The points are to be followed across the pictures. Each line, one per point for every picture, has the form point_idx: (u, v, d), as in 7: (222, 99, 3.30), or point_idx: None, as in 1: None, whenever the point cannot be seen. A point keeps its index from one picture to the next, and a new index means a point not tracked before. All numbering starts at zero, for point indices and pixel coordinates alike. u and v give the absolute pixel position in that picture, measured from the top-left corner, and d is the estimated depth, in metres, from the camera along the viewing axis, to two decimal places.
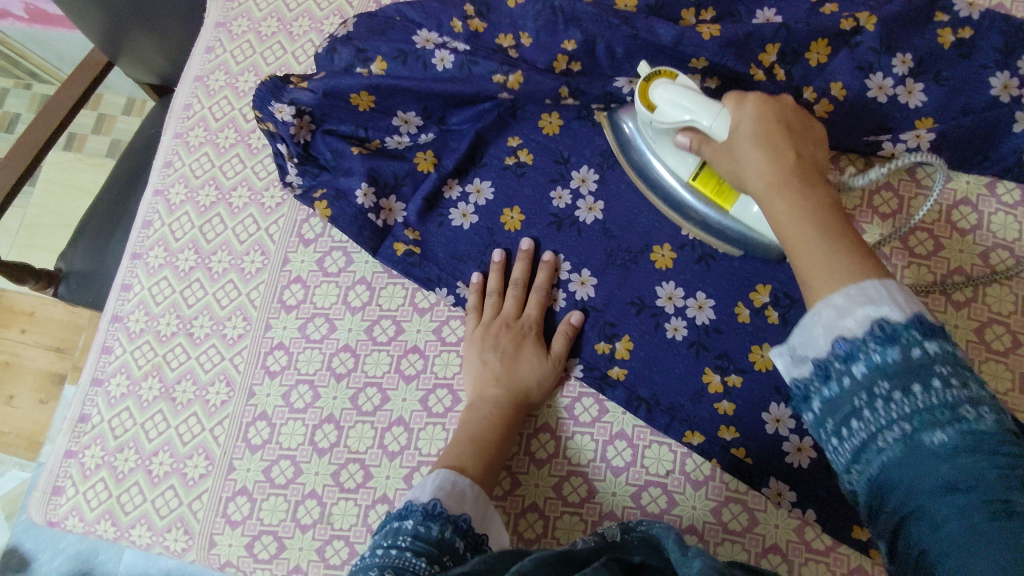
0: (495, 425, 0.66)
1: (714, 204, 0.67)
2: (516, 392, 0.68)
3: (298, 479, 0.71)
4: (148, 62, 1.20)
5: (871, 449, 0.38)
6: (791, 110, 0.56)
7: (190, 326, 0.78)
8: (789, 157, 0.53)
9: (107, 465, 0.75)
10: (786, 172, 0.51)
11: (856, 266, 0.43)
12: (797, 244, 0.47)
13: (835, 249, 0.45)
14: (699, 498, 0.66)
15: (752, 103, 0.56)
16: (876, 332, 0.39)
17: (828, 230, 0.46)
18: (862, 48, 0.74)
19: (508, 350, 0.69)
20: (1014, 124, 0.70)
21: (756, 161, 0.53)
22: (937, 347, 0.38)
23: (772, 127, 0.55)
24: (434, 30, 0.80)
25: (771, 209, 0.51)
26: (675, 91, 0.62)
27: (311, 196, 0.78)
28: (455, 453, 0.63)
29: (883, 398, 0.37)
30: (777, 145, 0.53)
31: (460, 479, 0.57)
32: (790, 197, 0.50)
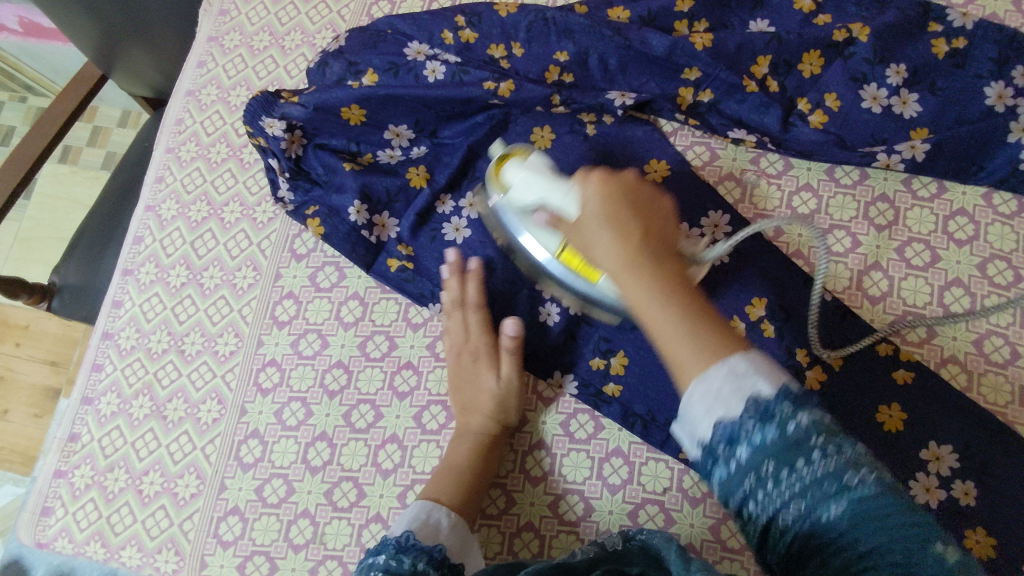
0: (474, 451, 0.66)
1: (581, 275, 0.65)
2: (482, 416, 0.67)
3: (290, 498, 0.70)
4: (143, 75, 1.20)
5: (774, 530, 0.40)
6: (633, 185, 0.53)
7: (181, 343, 0.77)
8: (637, 237, 0.50)
9: (96, 485, 0.74)
10: (642, 237, 0.50)
11: (711, 338, 0.43)
12: (654, 327, 0.46)
13: (683, 313, 0.45)
14: (697, 516, 0.65)
15: (602, 180, 0.54)
16: (752, 410, 0.40)
17: (675, 296, 0.46)
18: (855, 58, 0.74)
19: (467, 372, 0.70)
20: (1008, 135, 0.69)
21: (610, 247, 0.50)
22: (810, 417, 0.40)
23: (612, 205, 0.52)
24: (425, 42, 0.79)
25: (620, 273, 0.49)
26: (532, 173, 0.63)
27: (303, 212, 0.77)
28: (432, 483, 0.64)
29: (770, 478, 0.40)
30: (634, 232, 0.50)
31: (434, 509, 0.59)
32: (637, 288, 0.47)
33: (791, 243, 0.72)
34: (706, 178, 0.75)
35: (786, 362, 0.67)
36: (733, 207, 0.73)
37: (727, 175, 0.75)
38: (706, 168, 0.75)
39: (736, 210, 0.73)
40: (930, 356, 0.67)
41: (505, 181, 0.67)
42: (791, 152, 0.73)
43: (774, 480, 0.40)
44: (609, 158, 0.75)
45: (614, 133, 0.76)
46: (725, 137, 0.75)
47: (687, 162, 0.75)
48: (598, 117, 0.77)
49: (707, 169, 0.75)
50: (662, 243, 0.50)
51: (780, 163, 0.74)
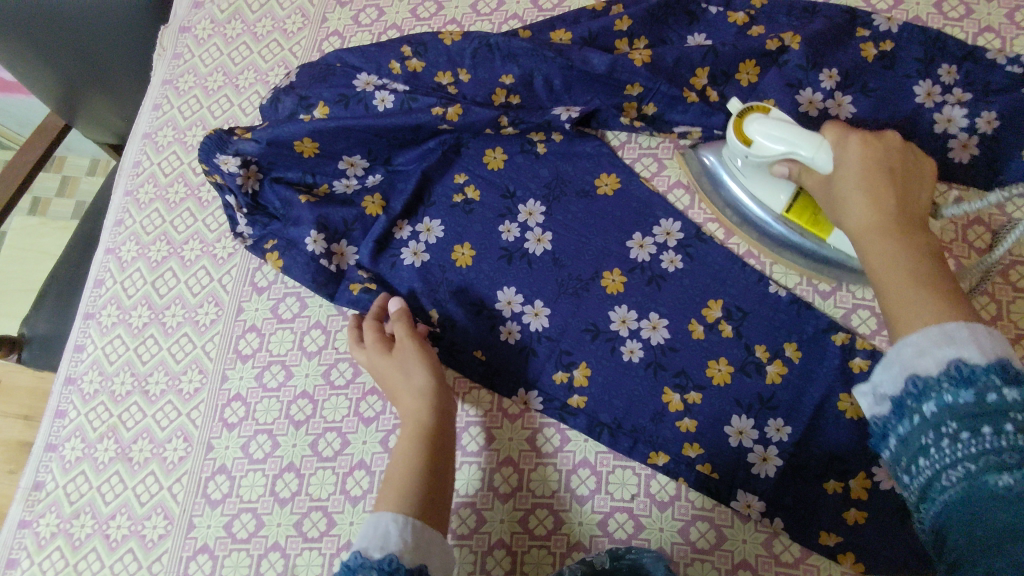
0: (417, 440, 0.62)
1: (807, 231, 0.69)
2: (408, 400, 0.65)
3: (260, 532, 0.69)
4: (105, 123, 1.20)
5: (936, 488, 0.39)
6: (899, 154, 0.58)
7: (145, 383, 0.77)
8: (892, 206, 0.53)
9: (62, 532, 0.73)
10: (892, 198, 0.54)
11: (942, 299, 0.45)
12: (883, 277, 0.49)
13: (915, 273, 0.47)
14: (666, 520, 0.66)
15: (869, 142, 0.59)
16: (957, 375, 0.39)
17: (907, 244, 0.50)
18: (790, 65, 0.76)
19: (383, 375, 0.67)
20: (935, 122, 0.73)
21: (857, 208, 0.55)
22: (1020, 394, 0.38)
23: (873, 167, 0.57)
24: (374, 74, 0.81)
25: (875, 228, 0.52)
26: (778, 125, 0.64)
27: (262, 246, 0.78)
28: (385, 492, 0.58)
29: (950, 435, 0.39)
30: (887, 192, 0.54)
31: (381, 517, 0.54)
32: (882, 244, 0.51)
33: (742, 243, 0.73)
34: (656, 186, 0.77)
35: (745, 359, 0.68)
36: (683, 214, 0.75)
37: (676, 184, 0.77)
38: (655, 177, 0.78)
39: (687, 216, 0.75)
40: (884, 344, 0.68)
41: (748, 134, 0.66)
42: None
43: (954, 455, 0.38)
44: (560, 175, 0.77)
45: (563, 151, 0.78)
46: (671, 133, 0.78)
47: (635, 173, 0.77)
48: (546, 135, 0.79)
49: (656, 178, 0.78)
50: (922, 217, 0.54)
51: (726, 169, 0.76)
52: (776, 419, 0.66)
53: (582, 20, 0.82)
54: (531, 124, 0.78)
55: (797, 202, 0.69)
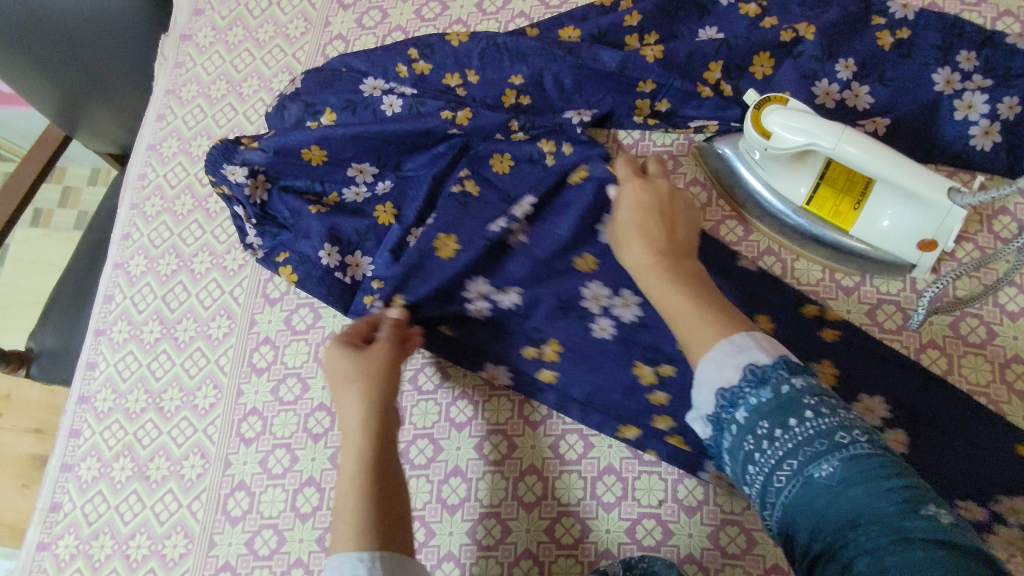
0: (370, 457, 0.58)
1: (829, 223, 0.68)
2: (357, 409, 0.61)
3: (282, 548, 0.68)
4: (108, 134, 1.19)
5: (770, 491, 0.45)
6: (666, 192, 0.65)
7: (159, 400, 0.76)
8: (663, 243, 0.60)
9: (82, 554, 0.72)
10: (664, 236, 0.61)
11: (726, 327, 0.51)
12: (678, 318, 0.54)
13: (702, 308, 0.53)
14: (695, 525, 0.65)
15: (641, 186, 0.65)
16: (752, 378, 0.47)
17: (675, 275, 0.57)
18: (804, 57, 0.74)
19: (338, 372, 0.63)
20: (954, 108, 0.71)
21: (638, 247, 0.60)
22: (804, 383, 0.46)
23: (645, 204, 0.63)
24: (380, 78, 0.80)
25: (652, 270, 0.58)
26: (801, 115, 0.63)
27: (273, 258, 0.76)
28: (340, 517, 0.54)
29: (766, 436, 0.45)
30: (659, 229, 0.61)
31: (350, 561, 0.50)
32: (657, 280, 0.57)
33: (762, 240, 0.73)
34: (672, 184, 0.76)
35: None
36: None
37: (692, 180, 0.76)
38: (671, 175, 0.77)
39: None
40: (911, 342, 0.68)
41: (766, 126, 0.65)
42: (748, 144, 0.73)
43: (770, 439, 0.45)
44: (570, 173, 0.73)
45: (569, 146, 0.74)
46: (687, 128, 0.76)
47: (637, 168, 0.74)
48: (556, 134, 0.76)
49: (673, 176, 0.77)
50: (686, 247, 0.62)
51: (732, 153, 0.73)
52: None
53: (591, 16, 0.81)
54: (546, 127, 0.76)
55: (816, 196, 0.68)
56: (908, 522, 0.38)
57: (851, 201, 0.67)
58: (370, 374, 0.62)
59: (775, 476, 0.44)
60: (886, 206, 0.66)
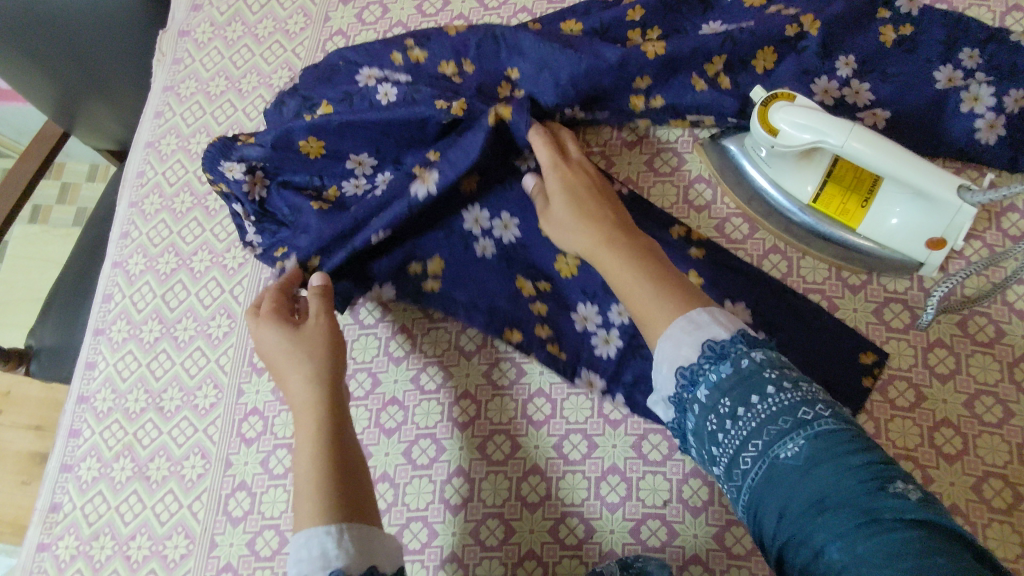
0: (321, 429, 0.59)
1: (835, 221, 0.68)
2: (303, 381, 0.62)
3: (283, 549, 0.68)
4: (105, 130, 1.18)
5: (738, 471, 0.48)
6: (590, 180, 0.69)
7: (159, 399, 0.75)
8: (607, 223, 0.64)
9: (82, 555, 0.71)
10: (605, 217, 0.65)
11: (678, 298, 0.55)
12: (633, 293, 0.58)
13: (655, 282, 0.57)
14: (699, 526, 0.64)
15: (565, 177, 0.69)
16: (711, 354, 0.50)
17: (626, 253, 0.61)
18: (808, 52, 0.73)
19: (276, 352, 0.64)
20: (963, 103, 0.70)
21: (583, 232, 0.65)
22: (763, 359, 0.49)
23: (578, 190, 0.68)
24: (377, 68, 0.79)
25: (603, 250, 0.62)
26: (809, 113, 0.62)
27: (271, 254, 0.75)
28: (300, 492, 0.55)
29: (729, 415, 0.48)
30: (595, 213, 0.66)
31: (321, 533, 0.51)
32: (610, 260, 0.61)
33: (767, 237, 0.72)
34: (681, 180, 0.76)
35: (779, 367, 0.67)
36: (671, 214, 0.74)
37: (697, 178, 0.76)
38: (676, 172, 0.77)
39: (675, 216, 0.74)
40: (918, 341, 0.67)
41: (773, 123, 0.64)
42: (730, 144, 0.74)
43: (733, 417, 0.48)
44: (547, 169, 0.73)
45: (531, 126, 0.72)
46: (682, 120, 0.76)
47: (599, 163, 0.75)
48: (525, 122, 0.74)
49: (677, 173, 0.77)
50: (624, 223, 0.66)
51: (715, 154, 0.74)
52: None
53: (593, 11, 0.80)
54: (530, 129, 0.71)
55: (823, 193, 0.68)
56: (877, 501, 0.40)
57: (858, 199, 0.67)
58: (313, 347, 0.63)
59: (742, 456, 0.47)
60: (895, 204, 0.65)
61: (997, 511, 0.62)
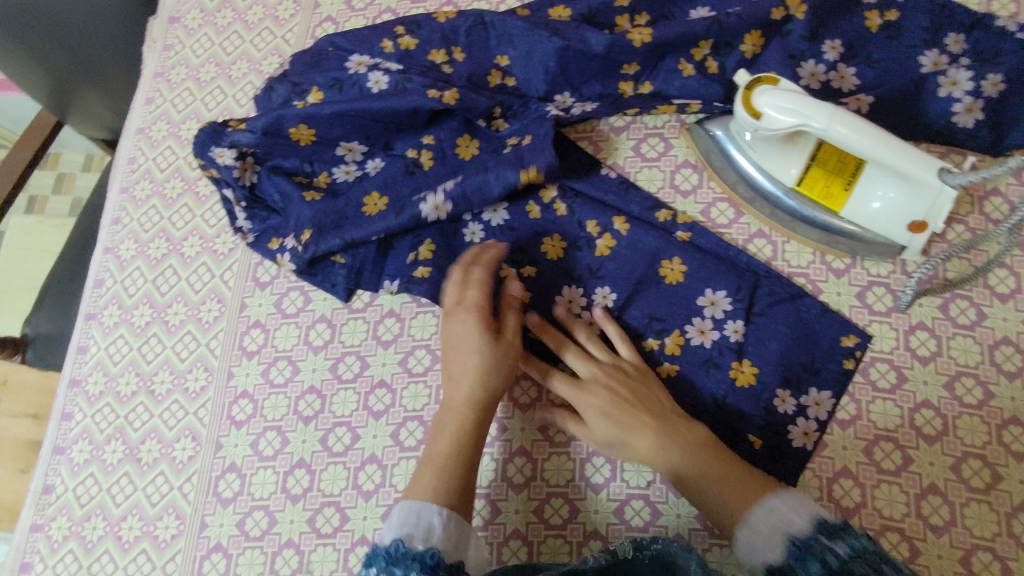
0: (461, 431, 0.62)
1: (819, 205, 0.69)
2: (474, 390, 0.63)
3: (273, 529, 0.69)
4: (98, 118, 1.18)
5: None
6: (606, 374, 0.66)
7: (150, 383, 0.76)
8: (654, 427, 0.63)
9: (74, 535, 0.72)
10: (657, 420, 0.63)
11: (751, 486, 0.58)
12: (726, 509, 0.58)
13: (734, 481, 0.59)
14: (683, 506, 0.65)
15: (582, 385, 0.66)
16: (797, 543, 0.53)
17: (688, 459, 0.61)
18: (792, 36, 0.73)
19: (457, 345, 0.65)
20: (942, 87, 0.71)
21: (668, 455, 0.61)
22: (847, 545, 0.50)
23: (617, 401, 0.64)
24: (366, 54, 0.79)
25: (686, 482, 0.61)
26: (793, 96, 0.62)
27: (262, 242, 0.77)
28: (421, 471, 0.61)
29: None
30: (660, 434, 0.62)
31: (426, 512, 0.56)
32: (682, 457, 0.61)
33: (752, 222, 0.73)
34: (663, 167, 0.76)
35: (763, 353, 0.67)
36: (658, 198, 0.75)
37: (683, 163, 0.76)
38: (662, 158, 0.77)
39: (661, 200, 0.75)
40: (899, 324, 0.68)
41: (757, 107, 0.64)
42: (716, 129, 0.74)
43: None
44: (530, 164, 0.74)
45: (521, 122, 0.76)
46: (670, 104, 0.75)
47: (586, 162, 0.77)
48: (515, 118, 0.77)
49: (663, 158, 0.77)
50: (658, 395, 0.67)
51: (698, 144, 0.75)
52: (782, 390, 0.66)
53: None
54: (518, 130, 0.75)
55: (806, 178, 0.68)
56: None
57: (842, 182, 0.67)
58: (503, 362, 0.65)
59: None
60: (877, 187, 0.65)
61: (976, 490, 0.63)
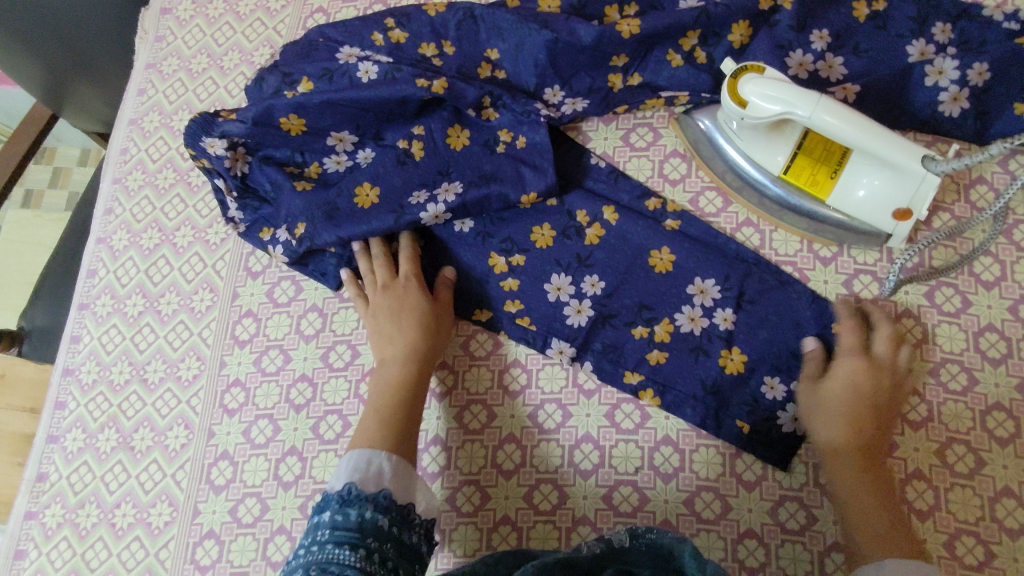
0: (401, 382, 0.67)
1: (805, 193, 0.69)
2: (404, 347, 0.69)
3: (265, 516, 0.69)
4: (92, 111, 1.18)
5: None
6: (885, 382, 0.63)
7: (143, 372, 0.77)
8: (865, 442, 0.61)
9: (68, 522, 0.73)
10: (866, 437, 0.61)
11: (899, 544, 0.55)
12: (872, 547, 0.56)
13: (884, 532, 0.56)
14: (670, 491, 0.66)
15: (836, 367, 0.64)
16: None
17: (871, 495, 0.59)
18: (780, 27, 0.74)
19: (385, 308, 0.71)
20: (927, 76, 0.71)
21: (841, 446, 0.61)
22: None
23: (859, 404, 0.62)
24: (357, 46, 0.79)
25: (854, 504, 0.59)
26: (779, 85, 0.63)
27: (254, 232, 0.77)
28: (365, 418, 0.64)
29: None
30: (859, 435, 0.61)
31: (374, 456, 0.58)
32: (860, 484, 0.59)
33: (740, 211, 0.73)
34: (652, 157, 0.77)
35: (750, 342, 0.68)
36: (647, 188, 0.75)
37: (672, 152, 0.77)
38: (651, 147, 0.77)
39: (650, 189, 0.75)
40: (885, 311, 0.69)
41: (744, 95, 0.65)
42: (705, 119, 0.74)
43: None
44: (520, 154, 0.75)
45: (510, 112, 0.76)
46: (659, 99, 0.76)
47: (576, 152, 0.77)
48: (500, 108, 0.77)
49: (652, 148, 0.77)
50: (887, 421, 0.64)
51: (688, 135, 0.75)
52: (769, 377, 0.67)
53: None
54: (507, 121, 0.76)
55: (793, 167, 0.69)
56: None
57: (828, 170, 0.68)
58: (426, 322, 0.70)
59: None
60: (863, 175, 0.66)
61: (960, 476, 0.63)
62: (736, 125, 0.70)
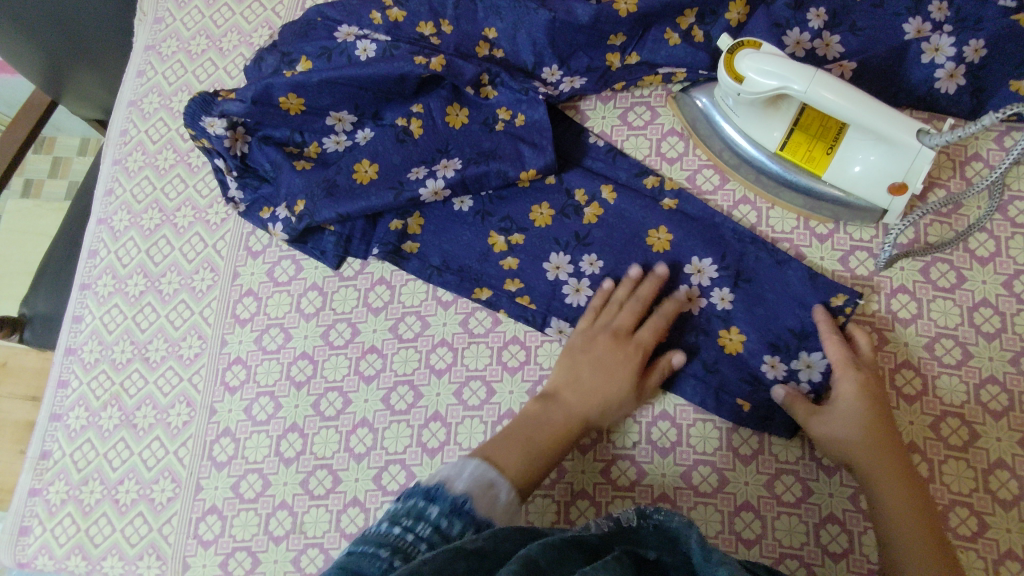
0: (562, 428, 0.64)
1: (801, 170, 0.70)
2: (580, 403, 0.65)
3: (267, 491, 0.70)
4: (88, 98, 1.18)
5: None
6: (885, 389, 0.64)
7: (145, 350, 0.77)
8: (888, 449, 0.60)
9: (72, 499, 0.73)
10: (891, 447, 0.60)
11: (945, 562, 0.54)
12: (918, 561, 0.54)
13: (928, 545, 0.55)
14: (668, 465, 0.67)
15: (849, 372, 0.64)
16: None
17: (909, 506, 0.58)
18: (777, 5, 0.74)
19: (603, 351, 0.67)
20: (924, 53, 0.72)
21: (874, 461, 0.60)
22: None
23: (874, 411, 0.62)
24: (355, 25, 0.79)
25: (894, 517, 0.57)
26: (776, 59, 0.63)
27: (254, 211, 0.78)
28: (507, 442, 0.62)
29: None
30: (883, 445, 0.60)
31: (498, 484, 0.56)
32: (898, 494, 0.58)
33: (737, 188, 0.74)
34: (648, 135, 0.77)
35: (746, 319, 0.69)
36: (646, 166, 0.76)
37: (669, 131, 0.77)
38: (648, 126, 0.78)
39: (648, 167, 0.76)
40: (881, 287, 0.69)
41: (739, 71, 0.65)
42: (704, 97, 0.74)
43: None
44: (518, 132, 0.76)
45: (507, 91, 0.76)
46: (656, 75, 0.77)
47: (572, 131, 0.78)
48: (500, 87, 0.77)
49: (649, 127, 0.78)
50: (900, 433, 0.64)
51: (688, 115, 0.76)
52: (768, 354, 0.68)
53: None
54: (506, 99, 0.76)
55: (790, 143, 0.69)
56: None
57: (824, 146, 0.68)
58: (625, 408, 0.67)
59: None
60: (858, 151, 0.67)
61: (954, 448, 0.64)
62: (732, 102, 0.70)
